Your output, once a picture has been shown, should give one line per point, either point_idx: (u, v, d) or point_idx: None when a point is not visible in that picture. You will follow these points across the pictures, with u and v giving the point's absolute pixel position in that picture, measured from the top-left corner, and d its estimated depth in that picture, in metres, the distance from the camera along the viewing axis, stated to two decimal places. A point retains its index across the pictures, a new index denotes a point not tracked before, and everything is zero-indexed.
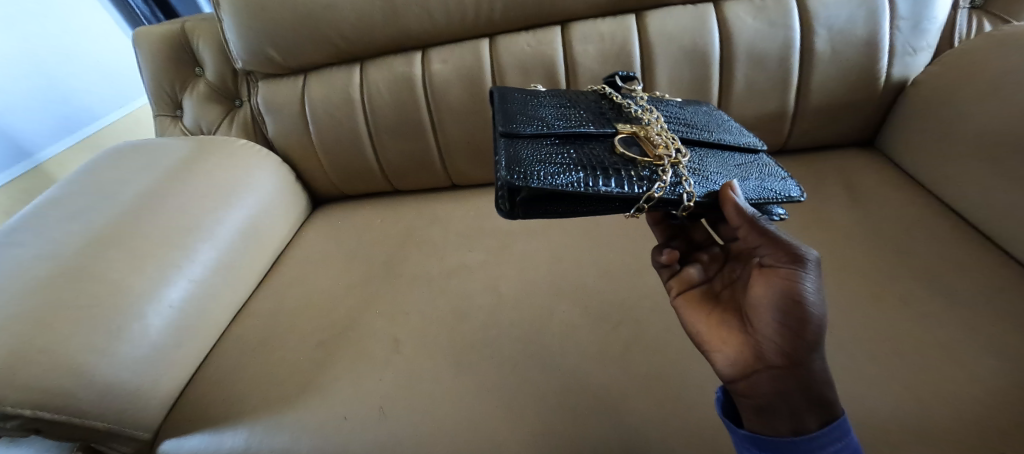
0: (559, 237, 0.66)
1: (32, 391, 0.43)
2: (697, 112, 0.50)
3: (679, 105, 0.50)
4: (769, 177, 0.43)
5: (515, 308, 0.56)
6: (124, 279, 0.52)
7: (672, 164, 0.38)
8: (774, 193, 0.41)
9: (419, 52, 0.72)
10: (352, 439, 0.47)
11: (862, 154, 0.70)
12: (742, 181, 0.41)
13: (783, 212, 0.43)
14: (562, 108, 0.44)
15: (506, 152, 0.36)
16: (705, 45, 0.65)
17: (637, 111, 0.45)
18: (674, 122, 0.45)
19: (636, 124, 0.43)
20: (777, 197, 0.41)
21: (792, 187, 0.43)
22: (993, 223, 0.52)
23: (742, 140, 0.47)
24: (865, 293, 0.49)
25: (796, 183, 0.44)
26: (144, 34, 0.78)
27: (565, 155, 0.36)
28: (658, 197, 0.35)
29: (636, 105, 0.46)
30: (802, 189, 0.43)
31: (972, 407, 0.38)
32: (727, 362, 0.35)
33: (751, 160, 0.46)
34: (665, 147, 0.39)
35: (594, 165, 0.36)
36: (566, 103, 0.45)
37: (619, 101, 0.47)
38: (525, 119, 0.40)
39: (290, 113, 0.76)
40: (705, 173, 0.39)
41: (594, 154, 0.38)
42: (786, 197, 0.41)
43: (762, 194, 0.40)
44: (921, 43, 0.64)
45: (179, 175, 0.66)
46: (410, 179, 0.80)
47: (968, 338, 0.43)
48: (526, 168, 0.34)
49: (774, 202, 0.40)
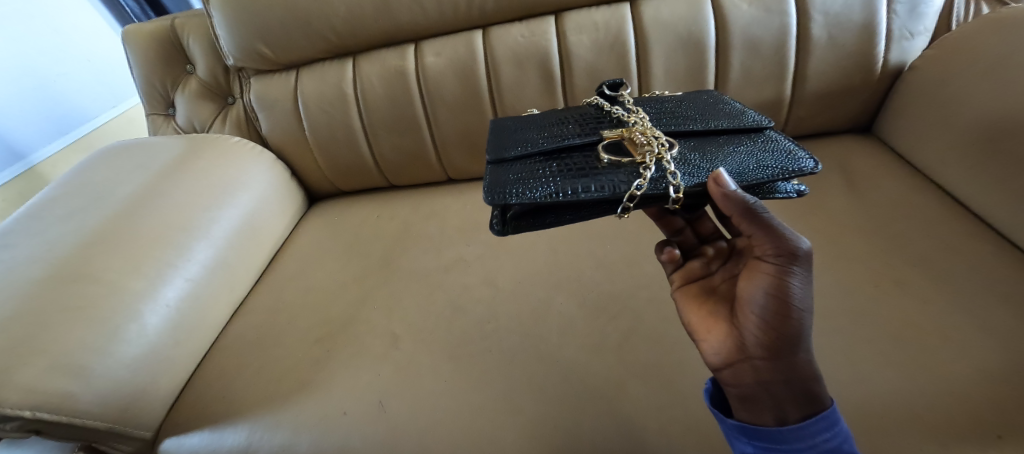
0: (556, 229, 0.65)
1: (30, 391, 0.43)
2: (697, 102, 0.48)
3: (676, 100, 0.49)
4: (775, 153, 0.40)
5: (513, 301, 0.56)
6: (119, 279, 0.52)
7: (656, 160, 0.37)
8: (778, 169, 0.38)
9: (411, 45, 0.71)
10: (353, 434, 0.47)
11: (859, 141, 0.70)
12: (739, 162, 0.38)
13: (803, 187, 0.41)
14: (551, 125, 0.46)
15: (492, 176, 0.40)
16: (700, 32, 0.64)
17: (625, 114, 0.45)
18: (665, 118, 0.44)
19: (623, 127, 0.43)
20: (781, 173, 0.37)
21: (805, 159, 0.38)
22: (990, 208, 0.51)
23: (745, 120, 0.44)
24: (862, 280, 0.49)
25: (811, 154, 0.39)
26: (134, 32, 0.77)
27: (546, 169, 0.39)
28: (641, 194, 0.35)
29: (623, 110, 0.46)
30: (818, 160, 0.38)
31: (971, 391, 0.38)
32: (713, 352, 0.36)
33: (756, 139, 0.42)
34: (650, 144, 0.38)
35: (573, 172, 0.38)
36: (556, 120, 0.47)
37: (606, 108, 0.47)
38: (514, 142, 0.44)
39: (282, 109, 0.75)
40: (694, 162, 0.38)
41: (576, 162, 0.39)
42: (796, 172, 0.37)
43: (761, 174, 0.37)
44: (919, 27, 0.63)
45: (171, 174, 0.65)
46: (406, 174, 0.80)
47: (965, 322, 0.43)
48: (507, 187, 0.37)
49: (776, 180, 0.37)
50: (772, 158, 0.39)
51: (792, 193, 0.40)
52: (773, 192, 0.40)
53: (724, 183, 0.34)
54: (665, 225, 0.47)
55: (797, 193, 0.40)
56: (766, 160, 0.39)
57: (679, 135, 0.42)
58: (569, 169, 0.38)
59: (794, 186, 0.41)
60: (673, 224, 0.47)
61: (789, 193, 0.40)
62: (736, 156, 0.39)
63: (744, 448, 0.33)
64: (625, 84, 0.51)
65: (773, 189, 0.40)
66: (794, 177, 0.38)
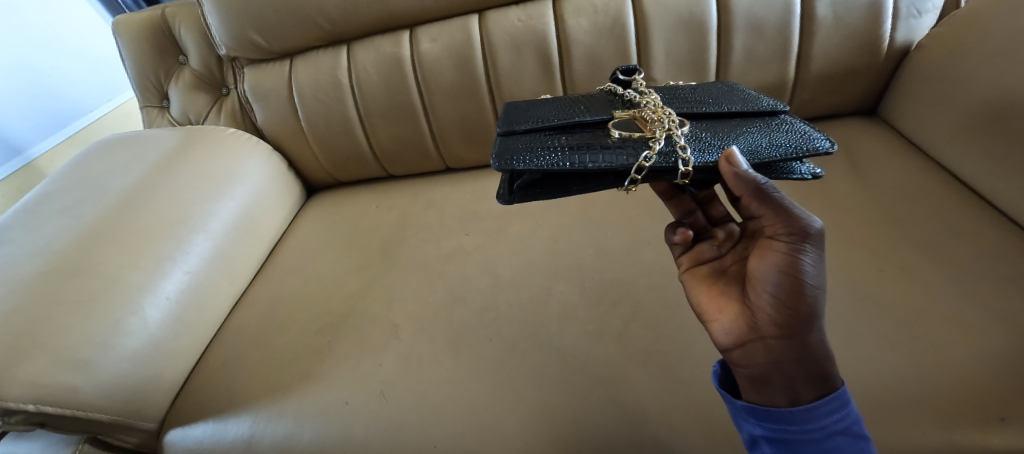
0: (556, 217, 0.65)
1: (35, 385, 0.43)
2: (710, 89, 0.47)
3: (689, 87, 0.48)
4: (789, 134, 0.39)
5: (513, 290, 0.56)
6: (118, 273, 0.52)
7: (666, 135, 0.37)
8: (790, 148, 0.37)
9: (406, 31, 0.70)
10: (354, 423, 0.47)
11: (864, 123, 0.69)
12: (749, 140, 0.37)
13: (817, 169, 0.40)
14: (562, 105, 0.45)
15: (500, 145, 0.39)
16: (702, 14, 0.63)
17: (636, 96, 0.44)
18: (676, 101, 0.44)
19: (634, 107, 0.43)
20: (794, 152, 0.36)
21: (820, 140, 0.38)
22: (997, 189, 0.51)
23: (759, 104, 0.43)
24: (865, 263, 0.49)
25: (824, 134, 0.39)
26: (125, 22, 0.76)
27: (557, 140, 0.38)
28: (649, 166, 0.34)
29: (636, 92, 0.45)
30: (832, 141, 0.38)
31: (980, 376, 0.37)
32: (723, 332, 0.36)
33: (769, 122, 0.41)
34: (662, 122, 0.38)
35: (583, 144, 0.37)
36: (568, 101, 0.46)
37: (619, 92, 0.46)
38: (524, 118, 0.43)
39: (278, 99, 0.74)
40: (706, 140, 0.37)
41: (587, 137, 0.39)
42: (810, 151, 0.36)
43: (772, 152, 0.36)
44: (926, 5, 0.62)
45: (167, 167, 0.65)
46: (405, 164, 0.79)
47: (971, 306, 0.42)
48: (515, 155, 0.37)
49: (789, 157, 0.36)
50: (786, 138, 0.38)
51: (807, 175, 0.39)
52: (785, 172, 0.39)
53: (736, 161, 0.33)
54: (676, 205, 0.47)
55: (813, 174, 0.39)
56: (778, 139, 0.38)
57: (693, 113, 0.41)
58: (578, 142, 0.38)
59: (810, 169, 0.39)
60: (684, 205, 0.47)
61: (803, 174, 0.39)
62: (746, 136, 0.38)
63: (754, 429, 0.33)
64: (639, 70, 0.50)
65: (785, 170, 0.39)
66: (808, 156, 0.37)
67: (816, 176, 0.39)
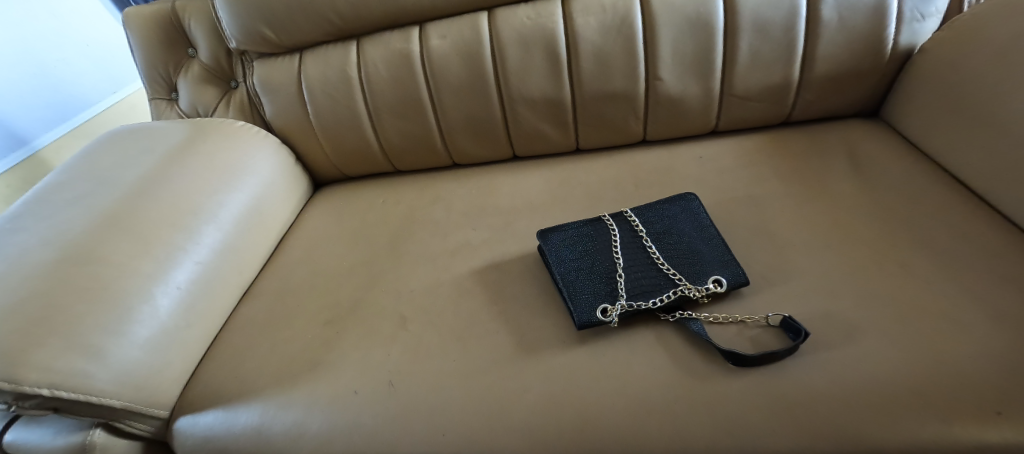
0: (563, 213, 0.66)
1: (50, 370, 0.44)
2: (700, 305, 0.51)
3: (698, 317, 0.49)
4: (721, 262, 0.51)
5: (520, 284, 0.57)
6: (130, 262, 0.53)
7: (641, 235, 0.56)
8: (713, 255, 0.52)
9: (415, 27, 0.70)
10: (361, 412, 0.48)
11: (867, 125, 0.70)
12: (692, 243, 0.54)
13: (727, 283, 0.49)
14: (595, 284, 0.52)
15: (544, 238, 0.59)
16: (709, 14, 0.64)
17: (658, 292, 0.50)
18: (675, 268, 0.52)
19: (650, 287, 0.50)
20: (711, 254, 0.52)
21: (736, 269, 0.50)
22: (996, 191, 0.52)
23: (728, 283, 0.49)
24: (865, 263, 0.50)
25: (743, 271, 0.50)
26: (137, 15, 0.76)
27: (596, 265, 0.54)
28: (611, 221, 0.58)
29: (651, 303, 0.49)
30: (742, 271, 0.50)
31: (980, 370, 0.38)
32: None
33: (721, 265, 0.51)
34: (678, 279, 0.51)
35: (612, 243, 0.56)
36: (601, 281, 0.52)
37: (654, 280, 0.51)
38: (570, 253, 0.55)
39: (287, 93, 0.75)
40: (662, 235, 0.56)
41: (618, 251, 0.55)
42: (720, 259, 0.51)
43: (694, 248, 0.53)
44: (930, 8, 0.63)
45: (176, 159, 0.65)
46: (412, 160, 0.80)
47: (972, 304, 0.43)
48: (554, 227, 0.59)
49: (703, 255, 0.52)
50: (713, 253, 0.52)
51: (761, 317, 0.48)
52: (746, 318, 0.48)
53: None
54: None
55: (774, 328, 0.47)
56: (712, 253, 0.52)
57: (673, 204, 0.59)
58: (610, 285, 0.51)
59: (730, 278, 0.49)
60: None
61: (760, 320, 0.47)
62: (718, 276, 0.49)
63: None
64: (683, 322, 0.48)
65: (747, 319, 0.48)
66: (720, 263, 0.51)
67: (776, 323, 0.47)
